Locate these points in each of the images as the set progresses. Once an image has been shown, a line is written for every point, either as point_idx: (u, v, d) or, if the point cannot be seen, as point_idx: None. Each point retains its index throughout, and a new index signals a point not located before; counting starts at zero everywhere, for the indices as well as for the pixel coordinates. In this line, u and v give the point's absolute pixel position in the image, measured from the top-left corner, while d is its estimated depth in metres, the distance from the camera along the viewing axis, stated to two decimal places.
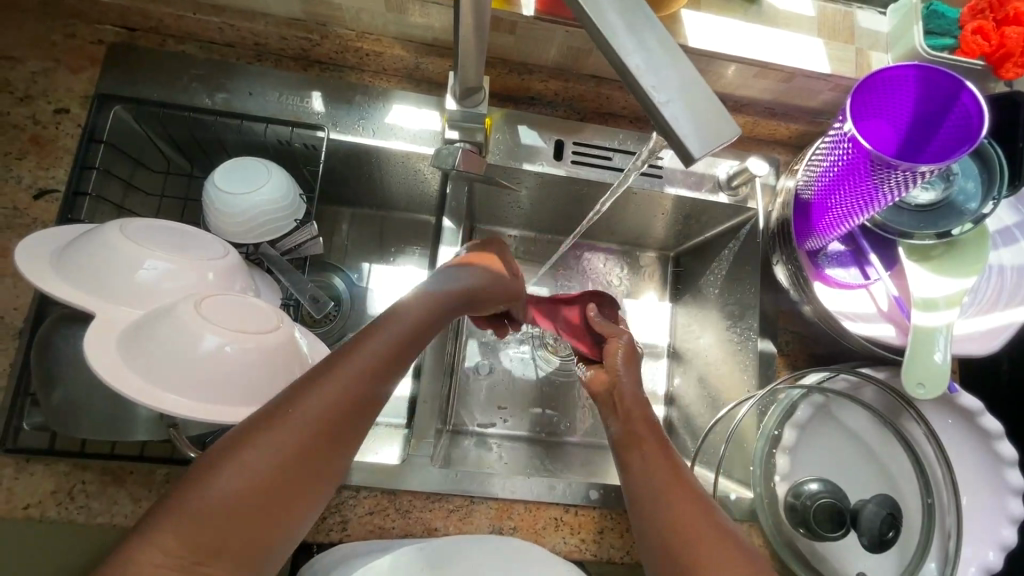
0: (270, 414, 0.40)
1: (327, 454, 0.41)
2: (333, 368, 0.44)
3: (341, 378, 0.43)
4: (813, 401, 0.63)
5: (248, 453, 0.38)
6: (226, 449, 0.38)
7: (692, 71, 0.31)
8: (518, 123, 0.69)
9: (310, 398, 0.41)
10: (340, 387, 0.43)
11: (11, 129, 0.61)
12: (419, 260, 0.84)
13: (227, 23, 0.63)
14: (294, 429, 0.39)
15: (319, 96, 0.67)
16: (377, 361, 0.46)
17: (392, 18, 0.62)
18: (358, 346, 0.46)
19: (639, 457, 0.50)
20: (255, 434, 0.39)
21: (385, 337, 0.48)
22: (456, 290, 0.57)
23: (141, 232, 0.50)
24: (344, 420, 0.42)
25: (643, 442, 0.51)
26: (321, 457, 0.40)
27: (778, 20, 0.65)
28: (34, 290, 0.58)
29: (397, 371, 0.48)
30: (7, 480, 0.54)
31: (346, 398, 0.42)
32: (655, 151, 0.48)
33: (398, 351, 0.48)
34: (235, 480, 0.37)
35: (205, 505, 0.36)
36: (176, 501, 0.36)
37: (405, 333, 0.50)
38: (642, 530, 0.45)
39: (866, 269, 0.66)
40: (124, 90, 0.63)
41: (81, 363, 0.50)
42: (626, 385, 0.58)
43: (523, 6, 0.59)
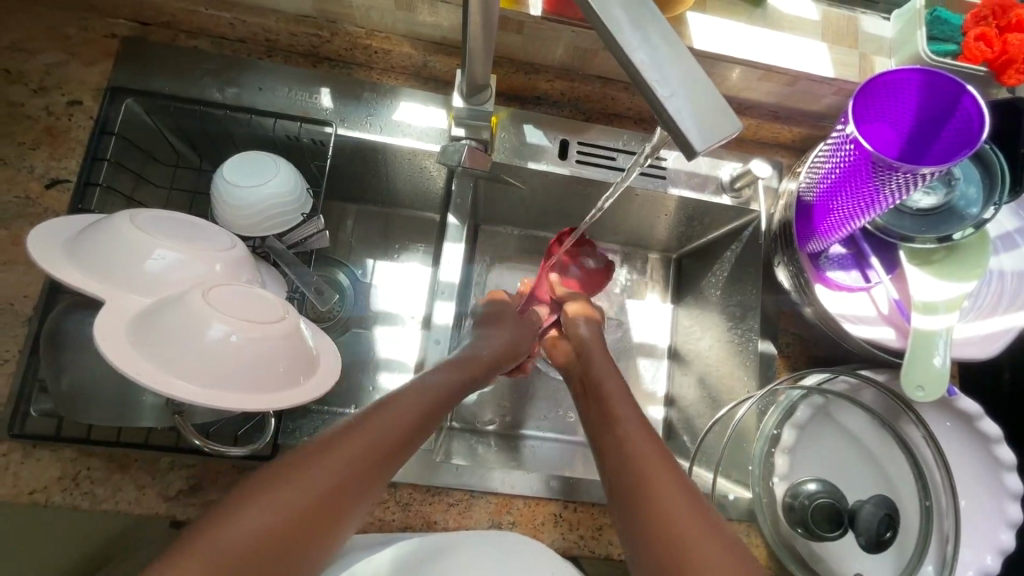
0: (301, 456, 0.42)
1: (349, 502, 0.42)
2: (363, 420, 0.46)
3: (366, 435, 0.45)
4: (812, 402, 0.64)
5: (269, 495, 0.39)
6: (254, 488, 0.39)
7: (696, 67, 0.32)
8: (523, 121, 0.70)
9: (334, 450, 0.43)
10: (365, 444, 0.44)
11: (24, 120, 0.62)
12: (422, 257, 0.84)
13: (239, 19, 0.64)
14: (317, 478, 0.40)
15: (327, 93, 0.68)
16: (401, 423, 0.48)
17: (401, 16, 0.63)
18: (383, 407, 0.48)
19: (618, 439, 0.51)
20: (285, 473, 0.40)
21: (410, 401, 0.50)
22: (471, 364, 0.61)
23: (152, 222, 0.51)
24: (363, 475, 0.43)
25: (621, 426, 0.52)
26: (339, 510, 0.41)
27: (782, 23, 0.66)
28: (45, 277, 0.59)
29: (423, 431, 0.50)
30: (14, 465, 0.55)
31: (367, 454, 0.44)
32: (656, 149, 0.47)
33: (420, 416, 0.50)
34: (254, 521, 0.37)
35: (220, 544, 0.36)
36: (202, 532, 0.36)
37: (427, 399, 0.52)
38: (625, 517, 0.45)
39: (866, 271, 0.67)
40: (137, 82, 0.64)
41: (89, 350, 0.51)
42: (590, 341, 0.67)
43: (530, 6, 0.60)
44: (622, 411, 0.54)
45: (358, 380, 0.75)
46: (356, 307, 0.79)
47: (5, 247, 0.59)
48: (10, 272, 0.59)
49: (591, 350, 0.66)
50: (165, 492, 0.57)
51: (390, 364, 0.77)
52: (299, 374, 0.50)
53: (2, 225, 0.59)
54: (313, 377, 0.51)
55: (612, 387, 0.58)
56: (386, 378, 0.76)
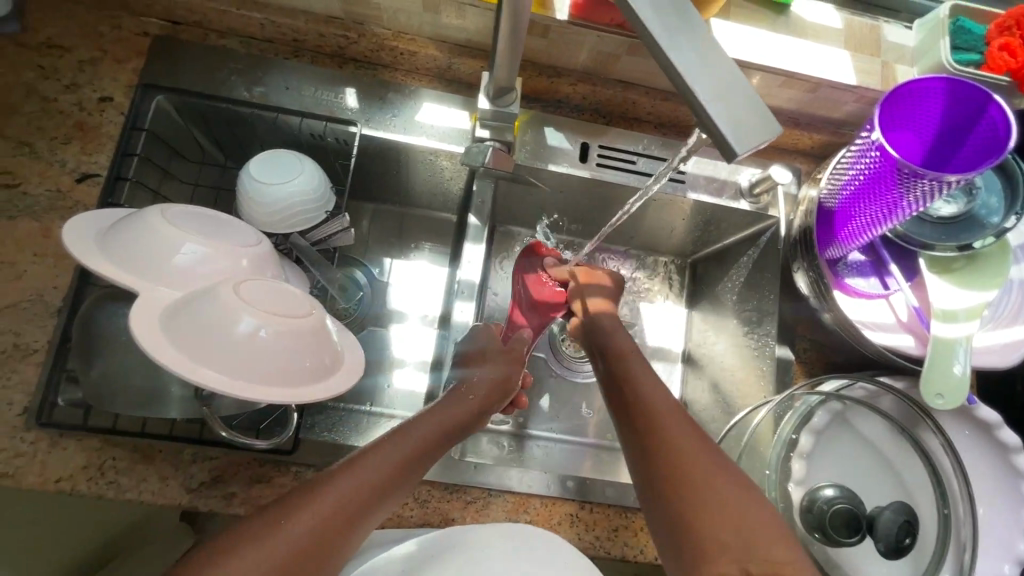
0: (301, 495, 0.43)
1: (342, 542, 0.43)
2: (366, 453, 0.47)
3: (348, 483, 0.44)
4: (830, 408, 0.64)
5: (268, 535, 0.40)
6: (254, 529, 0.40)
7: (733, 70, 0.32)
8: (544, 124, 0.70)
9: (313, 502, 0.42)
10: (345, 495, 0.44)
11: (58, 115, 0.64)
12: (430, 255, 0.85)
13: (269, 20, 0.65)
14: (301, 526, 0.41)
15: (353, 93, 0.69)
16: (389, 466, 0.47)
17: (428, 19, 0.64)
18: (373, 450, 0.47)
19: (655, 450, 0.49)
20: (284, 515, 0.41)
21: (403, 443, 0.49)
22: (482, 374, 0.61)
23: (181, 217, 0.52)
24: (342, 527, 0.43)
25: (670, 428, 0.50)
26: (318, 562, 0.41)
27: (805, 31, 0.66)
28: (75, 269, 0.60)
29: (427, 459, 0.51)
30: (39, 454, 0.55)
31: (348, 505, 0.43)
32: (687, 154, 0.47)
33: (414, 457, 0.49)
34: (252, 563, 0.39)
35: None
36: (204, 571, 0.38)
37: (421, 438, 0.51)
38: (657, 523, 0.47)
39: (885, 279, 0.67)
40: (168, 80, 0.66)
41: (121, 340, 0.52)
42: (619, 332, 0.64)
43: (557, 11, 0.60)
44: (649, 387, 0.55)
45: (375, 378, 0.75)
46: (372, 305, 0.79)
47: (36, 239, 0.60)
48: (41, 263, 0.60)
49: (610, 328, 0.65)
50: (188, 483, 0.57)
51: (405, 363, 0.77)
52: (325, 369, 0.51)
53: (33, 218, 0.61)
54: (337, 372, 0.52)
55: (648, 390, 0.54)
56: (401, 376, 0.76)
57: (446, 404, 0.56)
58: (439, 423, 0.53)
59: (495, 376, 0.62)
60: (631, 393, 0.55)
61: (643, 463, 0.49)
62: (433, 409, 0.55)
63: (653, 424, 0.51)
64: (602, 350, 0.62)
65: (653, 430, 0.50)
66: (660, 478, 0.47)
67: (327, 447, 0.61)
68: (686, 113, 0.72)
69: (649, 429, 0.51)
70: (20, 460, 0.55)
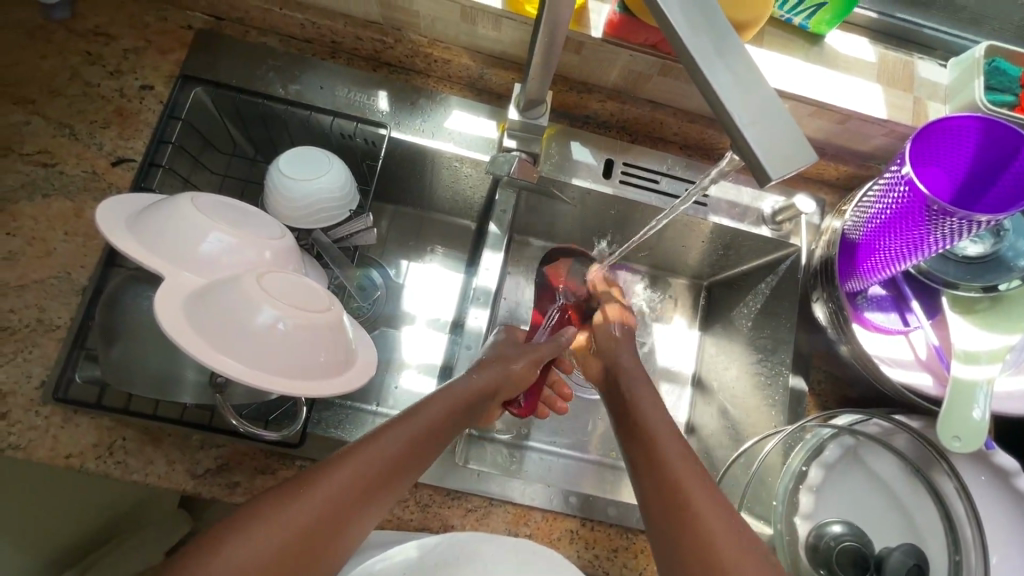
0: (314, 470, 0.43)
1: (357, 516, 0.43)
2: (382, 431, 0.47)
3: (351, 468, 0.44)
4: (843, 442, 0.63)
5: (280, 510, 0.40)
6: (267, 504, 0.41)
7: (772, 97, 0.32)
8: (571, 138, 0.71)
9: (323, 480, 0.42)
10: (350, 479, 0.43)
11: (99, 100, 0.65)
12: (443, 259, 0.85)
13: (310, 21, 0.67)
14: (313, 499, 0.41)
15: (384, 96, 0.70)
16: (394, 450, 0.46)
17: (464, 29, 0.65)
18: (389, 429, 0.48)
19: (645, 456, 0.51)
20: (296, 492, 0.41)
21: (418, 422, 0.49)
22: (494, 372, 0.59)
23: (209, 205, 0.53)
24: (347, 512, 0.42)
25: (661, 435, 0.52)
26: (330, 535, 0.41)
27: (838, 62, 0.66)
28: (102, 250, 0.61)
29: (443, 442, 0.51)
30: (53, 428, 0.56)
31: (358, 484, 0.43)
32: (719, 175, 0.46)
33: (422, 441, 0.49)
34: (266, 535, 0.39)
35: (234, 555, 0.38)
36: (216, 545, 0.38)
37: (439, 417, 0.51)
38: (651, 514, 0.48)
39: (906, 315, 0.66)
40: (208, 71, 0.67)
41: (142, 321, 0.53)
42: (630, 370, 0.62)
43: (592, 28, 0.61)
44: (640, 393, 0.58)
45: (383, 377, 0.76)
46: (386, 305, 0.80)
47: (68, 218, 0.62)
48: (72, 242, 0.61)
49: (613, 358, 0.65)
50: (193, 469, 0.58)
51: (415, 364, 0.78)
52: (339, 365, 0.51)
53: (67, 197, 0.62)
54: (350, 369, 0.52)
55: (648, 400, 0.57)
56: (407, 378, 0.76)
57: (456, 386, 0.55)
58: (450, 406, 0.52)
59: (517, 373, 0.61)
60: (634, 413, 0.56)
61: (649, 480, 0.49)
62: (445, 391, 0.54)
63: (651, 447, 0.51)
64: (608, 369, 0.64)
65: (653, 448, 0.51)
66: (665, 500, 0.47)
67: (334, 445, 0.61)
68: (712, 136, 0.72)
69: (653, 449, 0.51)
70: (34, 433, 0.56)
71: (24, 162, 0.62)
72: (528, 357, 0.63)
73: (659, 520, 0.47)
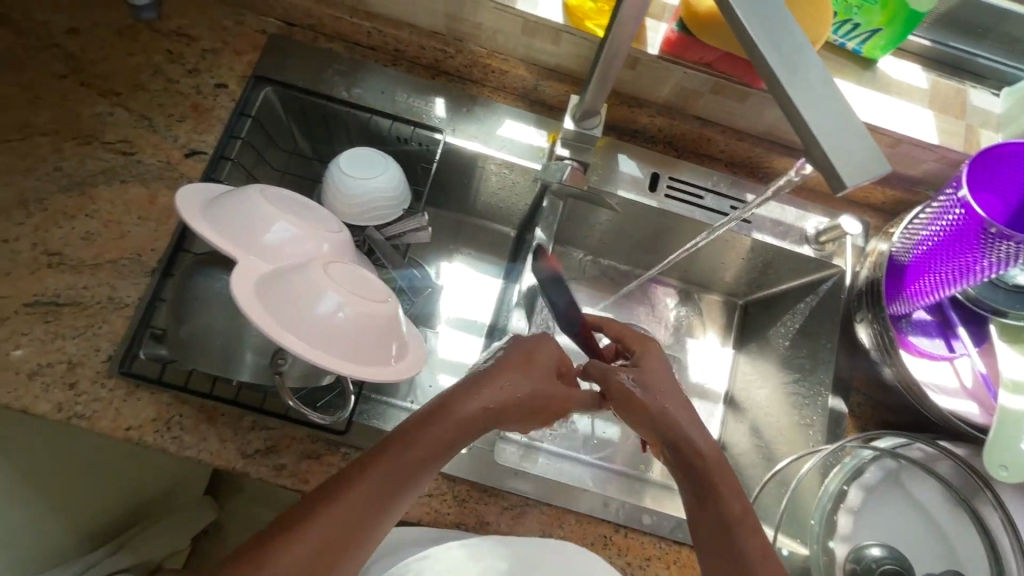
0: (348, 473, 0.45)
1: (383, 518, 0.45)
2: (407, 436, 0.47)
3: (378, 472, 0.45)
4: (883, 465, 0.63)
5: (318, 515, 0.43)
6: (308, 507, 0.43)
7: (851, 112, 0.33)
8: (618, 151, 0.73)
9: (355, 485, 0.44)
10: (348, 509, 0.43)
11: (177, 95, 0.70)
12: (481, 265, 0.87)
13: (378, 29, 0.71)
14: (345, 504, 0.43)
15: (442, 103, 0.73)
16: (420, 455, 0.47)
17: (523, 41, 0.68)
18: (413, 433, 0.48)
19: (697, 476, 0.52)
20: (332, 498, 0.44)
21: (444, 425, 0.48)
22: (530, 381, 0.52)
23: (278, 199, 0.56)
24: (372, 515, 0.44)
25: (712, 459, 0.52)
26: (361, 535, 0.44)
27: (891, 87, 0.67)
28: (170, 236, 0.64)
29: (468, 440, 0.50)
30: (116, 401, 0.59)
31: (386, 488, 0.45)
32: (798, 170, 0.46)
33: (446, 444, 0.48)
34: (307, 539, 0.42)
35: (280, 557, 0.40)
36: (266, 546, 0.41)
37: (465, 421, 0.49)
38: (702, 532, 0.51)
39: (951, 342, 0.66)
40: (279, 72, 0.71)
41: (209, 302, 0.55)
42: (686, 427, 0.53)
43: (650, 45, 0.64)
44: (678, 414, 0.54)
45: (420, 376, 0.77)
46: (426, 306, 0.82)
47: (143, 204, 0.65)
48: (144, 226, 0.65)
49: (627, 395, 0.55)
50: (244, 449, 0.60)
51: (450, 365, 0.78)
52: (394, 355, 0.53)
53: (143, 184, 0.66)
54: (402, 361, 0.54)
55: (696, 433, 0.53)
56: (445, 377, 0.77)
57: (484, 390, 0.50)
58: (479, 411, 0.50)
59: (551, 401, 0.53)
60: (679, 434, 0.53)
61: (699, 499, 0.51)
62: (472, 393, 0.50)
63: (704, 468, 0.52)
64: (635, 408, 0.55)
65: (710, 475, 0.51)
66: (719, 534, 0.49)
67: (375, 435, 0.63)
68: (759, 155, 0.73)
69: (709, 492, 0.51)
70: (99, 404, 0.58)
71: (106, 150, 0.66)
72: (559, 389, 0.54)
73: (717, 546, 0.49)
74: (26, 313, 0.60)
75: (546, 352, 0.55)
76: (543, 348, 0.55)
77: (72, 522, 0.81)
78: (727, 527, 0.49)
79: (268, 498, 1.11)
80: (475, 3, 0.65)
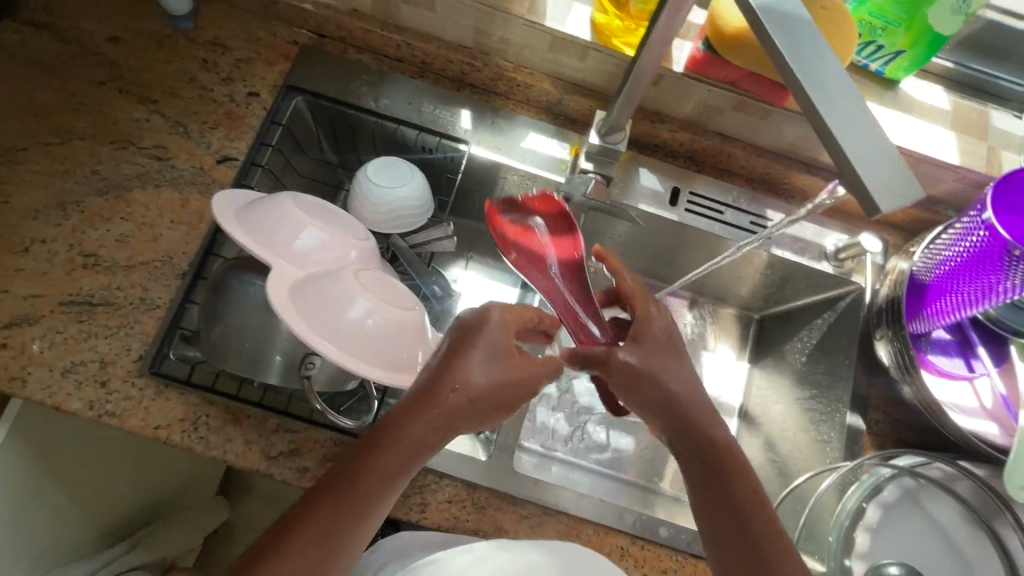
0: (312, 498, 0.45)
1: (352, 540, 0.45)
2: (362, 457, 0.46)
3: (338, 496, 0.45)
4: (901, 484, 0.63)
5: (283, 547, 0.43)
6: (277, 536, 0.44)
7: (885, 139, 0.34)
8: (639, 165, 0.74)
9: (317, 512, 0.44)
10: (310, 537, 0.44)
11: (211, 103, 0.72)
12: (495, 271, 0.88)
13: (407, 42, 0.73)
14: (307, 531, 0.44)
15: (467, 114, 0.75)
16: (376, 473, 0.46)
17: (550, 56, 0.70)
18: (368, 452, 0.46)
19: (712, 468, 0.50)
20: (297, 526, 0.44)
21: (396, 440, 0.46)
22: (488, 376, 0.48)
23: (308, 205, 0.58)
24: (339, 538, 0.44)
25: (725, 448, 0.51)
26: (333, 557, 0.44)
27: (912, 108, 0.68)
28: (202, 240, 0.66)
29: (428, 448, 0.47)
30: (145, 400, 0.60)
31: (347, 511, 0.45)
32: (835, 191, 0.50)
33: (402, 457, 0.46)
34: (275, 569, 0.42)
35: None
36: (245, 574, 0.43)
37: (419, 430, 0.46)
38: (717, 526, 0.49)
39: (971, 361, 0.66)
40: (309, 82, 0.73)
41: (241, 305, 0.57)
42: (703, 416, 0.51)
43: (674, 63, 0.65)
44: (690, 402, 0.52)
45: None
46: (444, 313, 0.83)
47: (175, 208, 0.67)
48: (176, 229, 0.66)
49: (635, 375, 0.50)
50: (268, 451, 0.61)
51: None
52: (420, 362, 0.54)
53: (176, 188, 0.68)
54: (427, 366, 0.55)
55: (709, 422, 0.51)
56: None
57: (434, 398, 0.47)
58: (431, 419, 0.47)
59: (506, 391, 0.48)
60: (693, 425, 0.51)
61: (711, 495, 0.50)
62: (423, 400, 0.47)
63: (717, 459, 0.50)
64: (642, 392, 0.51)
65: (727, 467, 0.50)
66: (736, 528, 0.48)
67: None
68: (779, 171, 0.74)
69: (723, 482, 0.49)
70: (129, 403, 0.60)
71: (142, 155, 0.68)
72: (522, 376, 0.49)
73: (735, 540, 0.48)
74: (61, 312, 0.61)
75: (497, 336, 0.49)
76: (489, 326, 0.49)
77: (92, 517, 0.83)
78: (740, 519, 0.48)
79: (278, 499, 1.12)
80: (505, 19, 0.66)
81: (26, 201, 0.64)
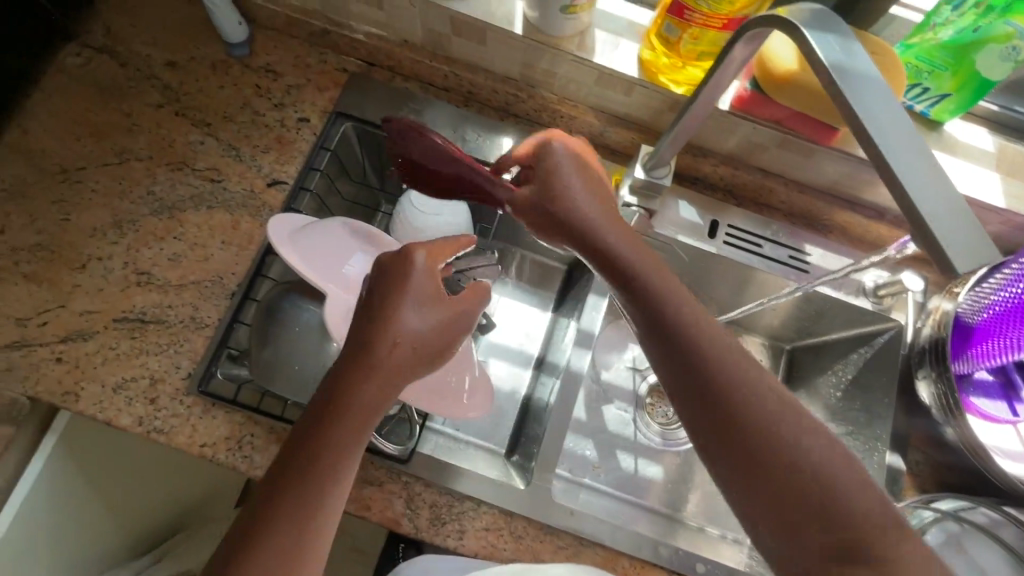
0: (268, 490, 0.40)
1: (324, 519, 0.40)
2: (306, 432, 0.40)
3: (294, 483, 0.39)
4: (946, 527, 0.61)
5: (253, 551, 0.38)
6: (242, 538, 0.39)
7: (960, 201, 0.35)
8: (678, 197, 0.75)
9: (277, 504, 0.39)
10: (282, 529, 0.38)
11: (263, 127, 0.74)
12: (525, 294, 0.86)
13: (455, 73, 0.75)
14: (274, 522, 0.39)
15: (509, 143, 0.76)
16: (325, 445, 0.40)
17: (595, 90, 0.71)
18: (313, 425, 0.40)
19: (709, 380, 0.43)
20: (262, 523, 0.39)
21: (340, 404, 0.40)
22: (431, 316, 0.43)
23: (358, 230, 0.59)
24: (305, 521, 0.39)
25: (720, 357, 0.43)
26: (311, 540, 0.39)
27: (957, 149, 0.68)
28: (251, 261, 0.67)
29: (378, 402, 0.42)
30: (193, 418, 0.61)
31: (308, 491, 0.39)
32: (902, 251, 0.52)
33: (348, 421, 0.41)
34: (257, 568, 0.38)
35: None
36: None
37: (364, 387, 0.41)
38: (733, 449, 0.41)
39: (1015, 405, 0.66)
40: (358, 109, 0.75)
41: (292, 329, 0.58)
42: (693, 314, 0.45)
43: (720, 101, 0.67)
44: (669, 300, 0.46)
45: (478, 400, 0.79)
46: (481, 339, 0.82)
47: (226, 229, 0.69)
48: (227, 250, 0.68)
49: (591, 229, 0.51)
50: None
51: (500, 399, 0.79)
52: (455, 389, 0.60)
53: (227, 210, 0.70)
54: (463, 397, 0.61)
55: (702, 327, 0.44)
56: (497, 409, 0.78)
57: (376, 350, 0.41)
58: (373, 373, 0.41)
59: (448, 327, 0.44)
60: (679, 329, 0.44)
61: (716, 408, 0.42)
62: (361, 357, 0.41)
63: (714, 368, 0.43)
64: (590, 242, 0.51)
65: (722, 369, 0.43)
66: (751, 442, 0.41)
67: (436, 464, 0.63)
68: (819, 207, 0.74)
69: (729, 410, 0.41)
70: (176, 420, 0.61)
71: (196, 176, 0.70)
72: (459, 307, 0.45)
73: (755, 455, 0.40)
74: (114, 329, 0.63)
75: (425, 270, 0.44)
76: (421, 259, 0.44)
77: (123, 527, 0.84)
78: (798, 488, 0.39)
79: None
80: (554, 55, 0.68)
81: (85, 219, 0.66)
